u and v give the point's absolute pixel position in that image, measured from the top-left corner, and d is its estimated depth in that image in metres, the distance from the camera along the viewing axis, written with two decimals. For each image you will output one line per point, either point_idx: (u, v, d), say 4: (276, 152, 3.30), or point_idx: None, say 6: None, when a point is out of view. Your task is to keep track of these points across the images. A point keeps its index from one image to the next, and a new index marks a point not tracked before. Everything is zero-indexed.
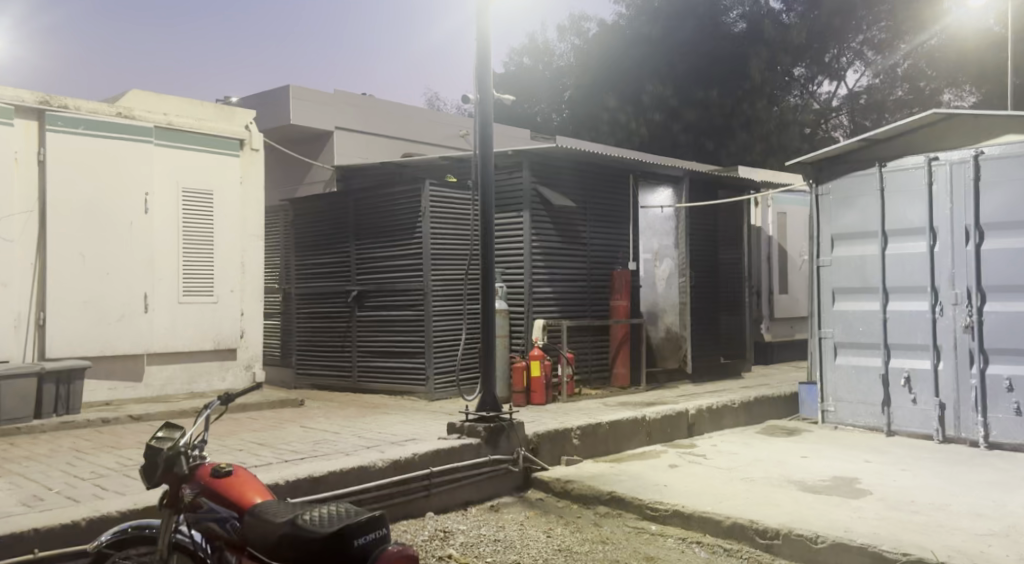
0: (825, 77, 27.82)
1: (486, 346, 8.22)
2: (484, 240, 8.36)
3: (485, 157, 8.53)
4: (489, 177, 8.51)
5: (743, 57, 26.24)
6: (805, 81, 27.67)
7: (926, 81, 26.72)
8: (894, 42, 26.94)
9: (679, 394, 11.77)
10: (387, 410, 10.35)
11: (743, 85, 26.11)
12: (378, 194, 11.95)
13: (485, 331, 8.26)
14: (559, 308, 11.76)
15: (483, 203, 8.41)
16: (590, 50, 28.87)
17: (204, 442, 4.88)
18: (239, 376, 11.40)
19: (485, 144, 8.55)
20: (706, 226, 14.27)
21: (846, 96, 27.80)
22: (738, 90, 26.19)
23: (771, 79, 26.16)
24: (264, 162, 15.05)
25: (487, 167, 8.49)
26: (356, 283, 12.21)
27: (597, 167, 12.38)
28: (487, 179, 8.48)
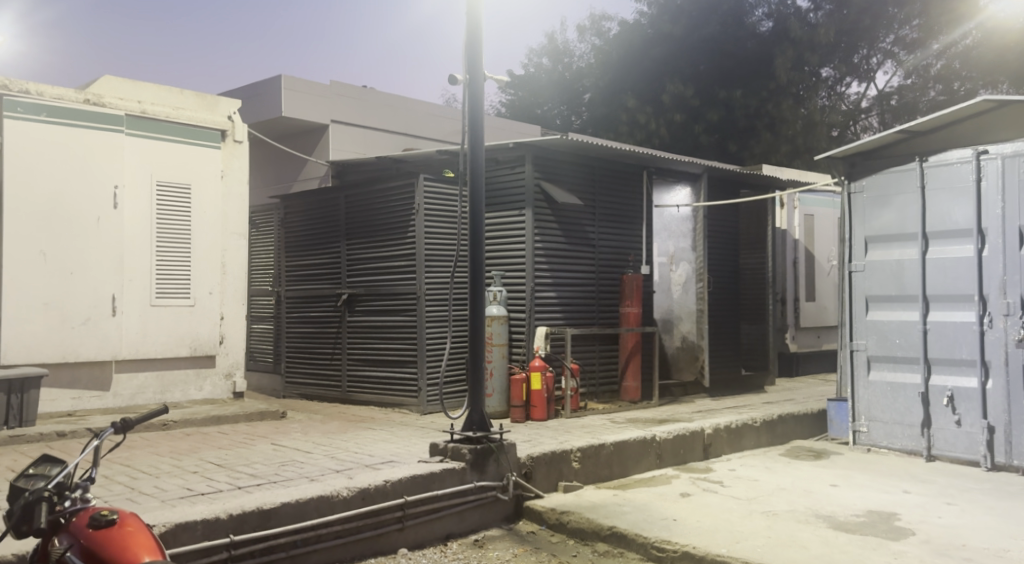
0: (855, 78, 26.72)
1: (473, 355, 7.29)
2: (472, 237, 7.45)
3: (475, 145, 7.63)
4: (479, 168, 7.62)
5: (766, 56, 25.37)
6: (834, 82, 26.58)
7: (961, 82, 25.50)
8: (927, 41, 25.77)
9: (695, 410, 10.79)
10: (373, 425, 9.43)
11: (769, 85, 25.05)
12: (371, 190, 11.12)
13: (472, 339, 7.34)
14: (564, 314, 10.85)
15: (471, 195, 7.52)
16: (609, 49, 27.91)
17: (90, 482, 4.37)
18: (218, 386, 10.51)
19: (475, 130, 7.65)
20: (727, 227, 13.29)
21: (877, 97, 26.67)
22: (763, 89, 25.11)
23: (798, 79, 25.09)
24: (259, 158, 14.23)
25: (477, 156, 7.60)
26: (347, 285, 11.37)
27: (608, 163, 11.46)
28: (477, 170, 7.59)
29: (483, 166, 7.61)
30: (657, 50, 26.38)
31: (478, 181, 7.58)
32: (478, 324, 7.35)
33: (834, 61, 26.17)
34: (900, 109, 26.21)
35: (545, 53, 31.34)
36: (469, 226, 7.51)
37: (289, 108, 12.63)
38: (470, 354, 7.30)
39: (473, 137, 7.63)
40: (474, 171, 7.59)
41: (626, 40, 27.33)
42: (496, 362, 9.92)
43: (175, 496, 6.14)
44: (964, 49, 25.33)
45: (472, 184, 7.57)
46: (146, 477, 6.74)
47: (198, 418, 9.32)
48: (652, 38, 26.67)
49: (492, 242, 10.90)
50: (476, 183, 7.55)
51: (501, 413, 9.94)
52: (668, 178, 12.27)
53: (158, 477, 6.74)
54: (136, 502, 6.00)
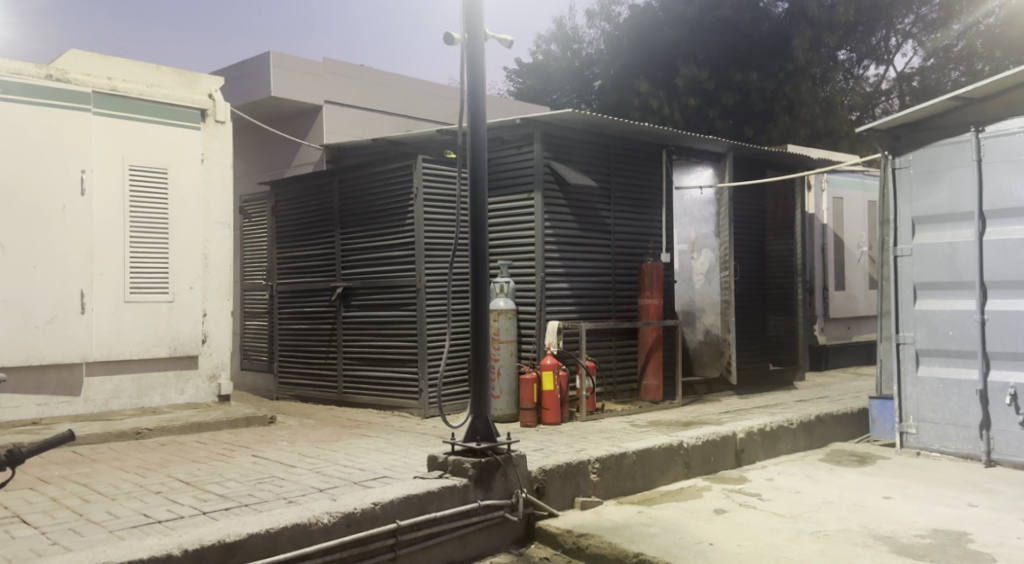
0: (874, 60, 25.62)
1: (476, 353, 6.38)
2: (472, 219, 6.53)
3: (475, 113, 6.70)
4: (481, 139, 6.69)
5: (785, 37, 24.05)
6: (853, 64, 25.45)
7: (985, 63, 24.41)
8: (948, 21, 24.71)
9: (724, 411, 9.87)
10: (368, 432, 8.52)
11: (786, 66, 23.82)
12: (368, 173, 10.21)
13: (474, 336, 6.41)
14: (577, 307, 9.92)
15: (471, 171, 6.60)
16: (615, 33, 26.40)
17: None
18: (201, 389, 9.60)
19: (475, 96, 6.71)
20: (755, 210, 12.41)
21: (898, 78, 25.58)
22: (779, 71, 23.90)
23: (818, 59, 23.90)
24: (251, 144, 13.37)
25: (478, 126, 6.67)
26: (341, 278, 10.48)
27: (624, 141, 10.51)
28: (478, 142, 6.67)
29: (485, 138, 6.69)
30: (669, 30, 24.67)
31: (480, 154, 6.66)
32: (481, 316, 6.42)
33: (852, 43, 24.94)
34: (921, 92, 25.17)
35: (553, 40, 30.20)
36: (469, 206, 6.59)
37: (279, 88, 11.72)
38: (471, 353, 6.37)
39: (473, 104, 6.69)
40: (474, 143, 6.67)
41: (634, 22, 25.62)
42: (503, 361, 9.07)
43: (127, 525, 5.21)
44: (988, 29, 24.25)
45: (472, 158, 6.66)
46: (101, 499, 5.82)
47: (175, 425, 8.42)
48: (664, 21, 24.95)
49: (498, 229, 9.96)
50: (476, 156, 6.63)
51: (511, 417, 9.06)
52: (689, 158, 11.34)
53: (114, 499, 5.81)
54: (79, 533, 5.08)
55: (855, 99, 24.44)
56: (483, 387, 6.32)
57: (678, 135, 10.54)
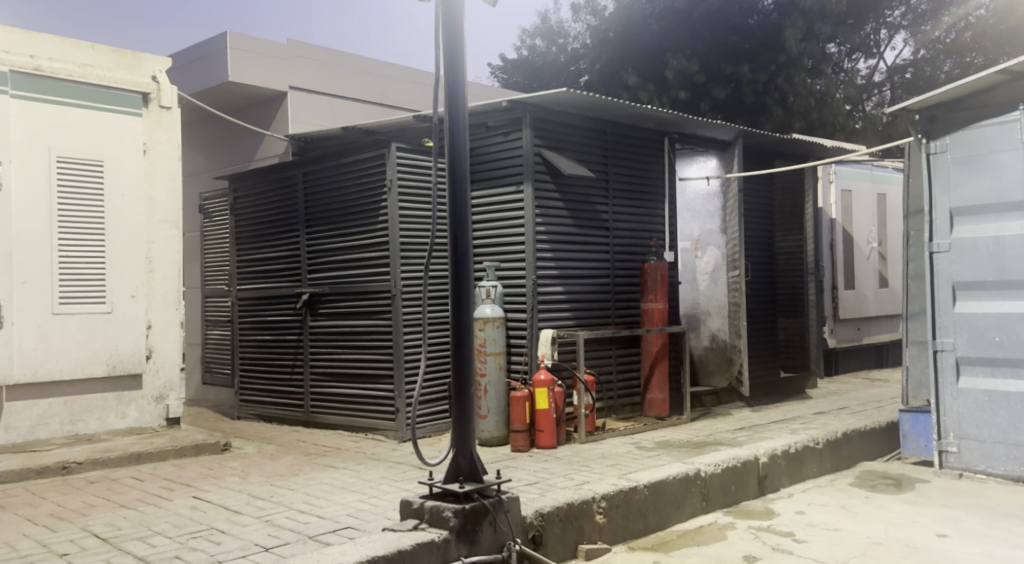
0: (863, 53, 23.00)
1: (458, 376, 5.26)
2: (450, 211, 5.40)
3: (452, 80, 5.57)
4: (461, 109, 5.56)
5: (776, 30, 21.14)
6: (842, 56, 22.75)
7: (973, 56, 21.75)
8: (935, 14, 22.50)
9: (738, 427, 8.79)
10: (335, 461, 7.40)
11: (778, 57, 20.91)
12: (336, 165, 9.07)
13: (455, 355, 5.29)
14: (573, 313, 8.83)
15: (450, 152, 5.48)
16: (602, 26, 23.49)
17: None
18: (147, 411, 8.44)
19: (452, 62, 5.57)
20: (763, 202, 11.42)
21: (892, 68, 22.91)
22: (772, 62, 21.00)
23: (809, 50, 20.98)
24: (213, 137, 12.21)
25: (455, 95, 5.53)
26: (307, 283, 9.32)
27: (621, 127, 9.40)
28: (456, 112, 5.54)
29: (466, 109, 5.56)
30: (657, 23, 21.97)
31: (459, 129, 5.53)
32: (464, 329, 5.32)
33: (843, 35, 22.19)
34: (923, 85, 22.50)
35: (540, 35, 28.60)
36: (447, 197, 5.45)
37: (239, 74, 10.60)
38: (452, 376, 5.27)
39: (451, 69, 5.56)
40: (451, 115, 5.54)
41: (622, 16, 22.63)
42: (491, 377, 7.99)
43: None
44: (980, 20, 21.60)
45: (450, 132, 5.54)
46: None
47: (109, 457, 7.26)
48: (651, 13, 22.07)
49: (485, 226, 8.84)
50: (454, 133, 5.51)
51: (500, 439, 7.97)
52: (692, 145, 10.25)
53: None
54: None
55: (846, 90, 21.56)
56: (467, 417, 5.23)
57: (684, 119, 9.44)
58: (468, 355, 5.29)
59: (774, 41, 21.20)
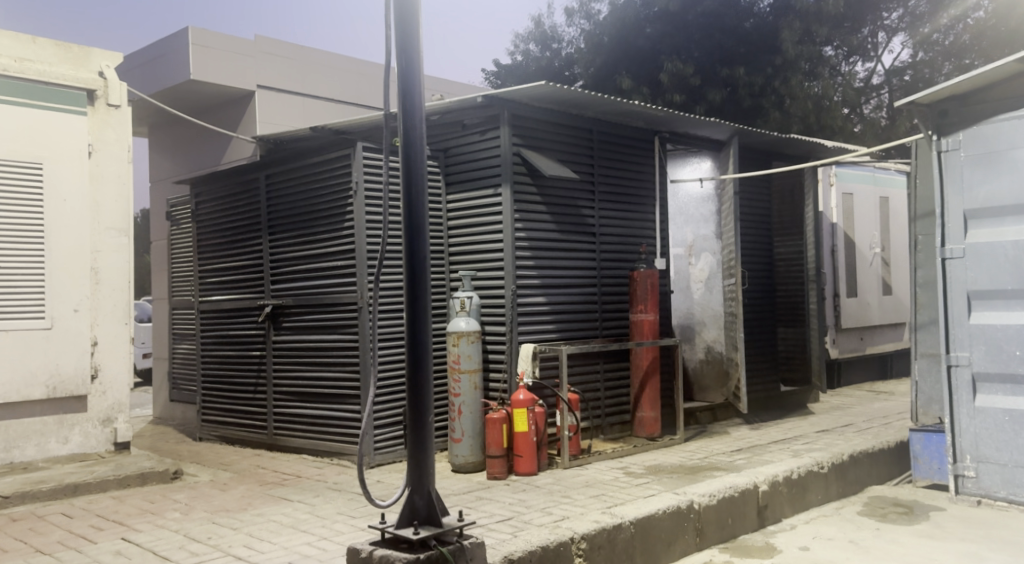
0: (860, 57, 21.28)
1: (413, 406, 4.79)
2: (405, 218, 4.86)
3: (407, 63, 4.95)
4: (417, 96, 4.96)
5: (772, 33, 19.27)
6: (841, 60, 20.98)
7: (974, 58, 20.25)
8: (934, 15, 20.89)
9: (735, 449, 8.11)
10: (292, 491, 6.75)
11: (774, 60, 19.06)
12: (301, 166, 8.39)
13: (412, 380, 4.80)
14: (556, 327, 8.16)
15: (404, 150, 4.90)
16: (593, 29, 21.39)
17: None
18: (93, 436, 7.79)
19: (405, 45, 4.96)
20: (760, 206, 10.85)
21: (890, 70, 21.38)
22: (768, 65, 19.07)
23: (807, 53, 19.10)
24: (179, 139, 11.53)
25: (410, 81, 4.92)
26: (270, 294, 8.64)
27: (608, 125, 8.74)
28: (411, 99, 4.93)
29: (423, 96, 4.95)
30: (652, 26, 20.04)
31: (416, 119, 4.94)
32: (419, 351, 4.81)
33: (841, 39, 20.42)
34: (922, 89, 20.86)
35: (533, 40, 26.62)
36: (402, 200, 4.90)
37: (203, 72, 9.94)
38: (408, 405, 4.79)
39: (405, 51, 4.94)
40: (405, 104, 4.93)
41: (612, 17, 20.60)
42: (465, 397, 7.32)
43: None
44: (979, 21, 20.22)
45: (404, 122, 4.93)
46: None
47: (41, 490, 6.62)
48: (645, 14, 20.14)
49: (461, 233, 8.18)
50: (409, 122, 4.90)
51: (476, 465, 7.30)
52: (685, 144, 9.62)
53: None
54: None
55: (845, 92, 19.72)
56: (423, 452, 4.75)
57: (676, 117, 8.78)
58: (426, 380, 4.80)
59: (772, 43, 19.31)
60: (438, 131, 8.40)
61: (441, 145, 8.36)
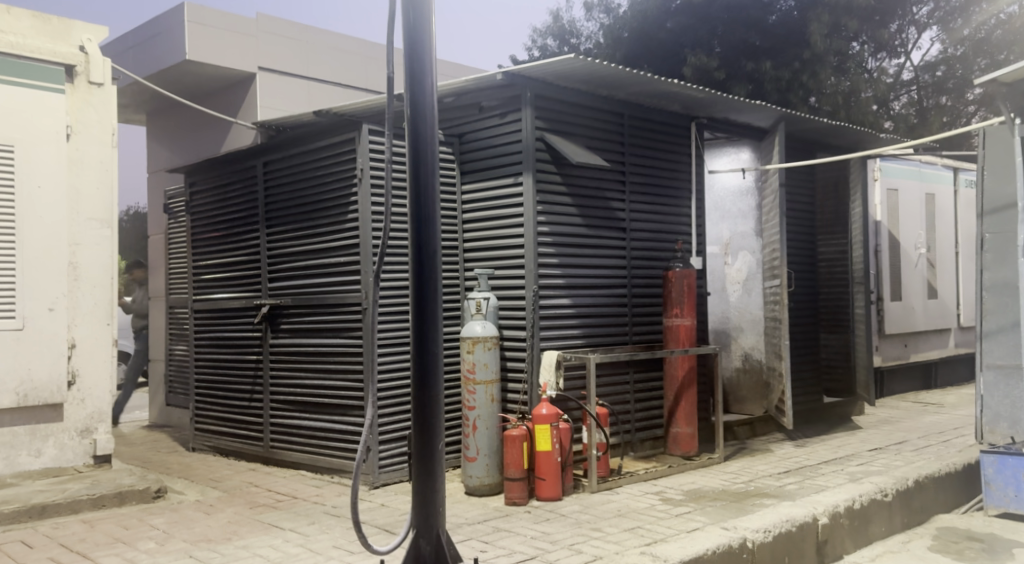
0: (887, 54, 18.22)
1: (420, 428, 4.18)
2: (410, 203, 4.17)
3: (414, 24, 4.26)
4: (424, 52, 4.26)
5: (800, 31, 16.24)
6: (867, 56, 17.90)
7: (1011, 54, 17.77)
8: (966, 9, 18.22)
9: (782, 473, 7.28)
10: (287, 516, 5.99)
11: (801, 52, 16.07)
12: (302, 151, 7.62)
13: (418, 399, 4.18)
14: (583, 332, 7.35)
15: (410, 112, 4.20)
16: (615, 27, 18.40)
17: None
18: (70, 448, 7.03)
19: None
20: (805, 200, 10.05)
21: (921, 66, 18.67)
22: (795, 59, 16.07)
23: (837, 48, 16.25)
24: (176, 127, 10.77)
25: (418, 44, 4.22)
26: (267, 293, 7.86)
27: (640, 109, 7.90)
28: (418, 56, 4.23)
29: (433, 62, 4.26)
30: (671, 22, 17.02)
31: (426, 90, 4.24)
32: (428, 364, 4.17)
33: (870, 33, 17.47)
34: (955, 88, 18.38)
35: (550, 35, 24.39)
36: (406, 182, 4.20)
37: (199, 52, 9.18)
38: (412, 427, 4.18)
39: (413, 10, 4.25)
40: (412, 69, 4.23)
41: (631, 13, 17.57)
42: (480, 410, 6.53)
43: None
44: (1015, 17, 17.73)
45: (411, 92, 4.23)
46: None
47: (5, 512, 5.87)
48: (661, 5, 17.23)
49: (478, 226, 7.39)
50: (417, 92, 4.20)
51: (493, 487, 6.51)
52: (724, 132, 8.79)
53: None
54: None
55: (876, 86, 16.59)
56: (433, 482, 4.18)
57: (716, 100, 7.93)
58: (436, 397, 4.17)
59: (801, 37, 16.25)
60: (452, 114, 7.60)
61: (456, 130, 7.56)
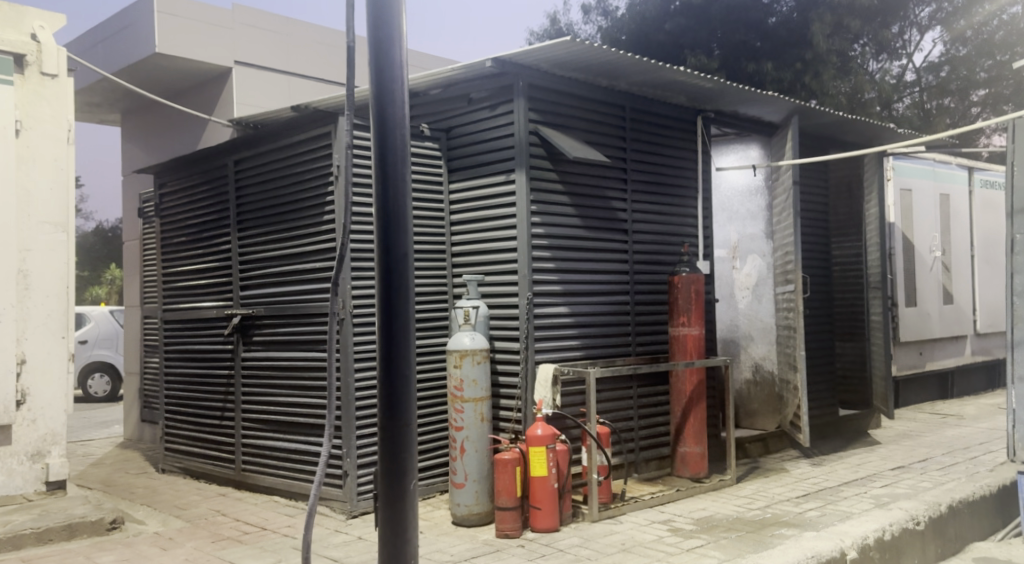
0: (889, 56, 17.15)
1: (387, 444, 4.32)
2: (378, 218, 4.32)
3: (384, 46, 4.39)
4: (394, 72, 4.41)
5: (800, 34, 15.44)
6: (868, 58, 16.73)
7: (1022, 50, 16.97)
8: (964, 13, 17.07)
9: (800, 498, 6.70)
10: (254, 553, 5.38)
11: (803, 53, 15.28)
12: (275, 149, 7.00)
13: (385, 416, 4.32)
14: (582, 343, 6.73)
15: (380, 133, 4.36)
16: (608, 30, 17.53)
17: None
18: (20, 475, 6.40)
19: (383, 11, 4.39)
20: (818, 199, 9.48)
21: (924, 66, 17.70)
22: (796, 60, 15.23)
23: (839, 50, 15.46)
24: (149, 126, 10.15)
25: (387, 66, 4.38)
26: (238, 302, 7.24)
27: (643, 102, 7.30)
28: (388, 76, 4.38)
29: (404, 82, 4.41)
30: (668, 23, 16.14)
31: (394, 110, 4.38)
32: (398, 378, 4.32)
33: (871, 34, 16.29)
34: (958, 89, 17.45)
35: (546, 38, 23.45)
36: (373, 195, 4.36)
37: (173, 43, 8.58)
38: (379, 451, 4.32)
39: (384, 35, 4.38)
40: (380, 88, 4.37)
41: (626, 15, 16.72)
42: (469, 430, 5.92)
43: None
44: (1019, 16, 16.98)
45: (380, 111, 4.36)
46: None
47: None
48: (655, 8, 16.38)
49: (467, 228, 6.77)
50: (388, 111, 4.35)
51: (483, 516, 5.89)
52: (733, 127, 8.21)
53: None
54: None
55: (880, 87, 15.85)
56: (405, 498, 4.32)
57: (726, 91, 7.31)
58: (409, 409, 4.34)
59: (803, 39, 15.37)
60: (439, 107, 6.98)
61: (443, 124, 6.94)
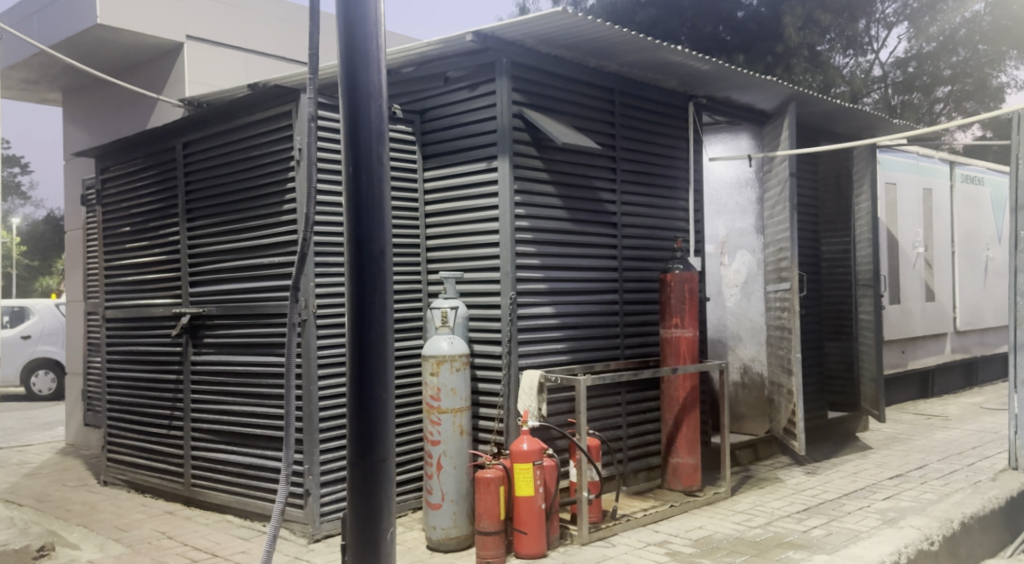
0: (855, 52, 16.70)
1: (358, 482, 3.80)
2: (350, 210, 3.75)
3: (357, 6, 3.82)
4: (369, 35, 3.84)
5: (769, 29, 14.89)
6: (837, 53, 16.28)
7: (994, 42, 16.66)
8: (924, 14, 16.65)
9: (801, 513, 6.21)
10: None
11: (774, 46, 14.76)
12: (228, 130, 6.34)
13: (358, 450, 3.79)
14: (568, 347, 6.16)
15: (353, 104, 3.78)
16: None
17: None
18: None
19: None
20: (808, 191, 9.00)
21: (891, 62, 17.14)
22: (768, 53, 14.71)
23: (810, 43, 14.97)
24: (89, 107, 9.37)
25: (361, 29, 3.81)
26: (188, 299, 6.56)
27: (633, 85, 6.74)
28: (361, 38, 3.80)
29: (380, 48, 3.84)
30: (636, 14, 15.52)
31: (370, 79, 3.80)
32: (375, 405, 3.79)
33: (840, 28, 15.81)
34: (924, 86, 16.98)
35: None
36: (345, 180, 3.79)
37: (117, 15, 7.84)
38: (350, 491, 3.80)
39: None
40: (352, 54, 3.80)
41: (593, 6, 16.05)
42: (447, 445, 5.33)
43: None
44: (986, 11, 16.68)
45: (352, 82, 3.78)
46: None
47: None
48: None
49: (444, 220, 6.16)
50: (361, 80, 3.77)
51: (462, 540, 5.30)
52: (724, 115, 7.63)
53: None
54: None
55: (852, 80, 15.41)
56: (379, 540, 3.81)
57: (719, 75, 6.77)
58: (386, 440, 3.81)
59: (774, 32, 14.85)
60: (412, 86, 6.35)
61: (416, 106, 6.32)
